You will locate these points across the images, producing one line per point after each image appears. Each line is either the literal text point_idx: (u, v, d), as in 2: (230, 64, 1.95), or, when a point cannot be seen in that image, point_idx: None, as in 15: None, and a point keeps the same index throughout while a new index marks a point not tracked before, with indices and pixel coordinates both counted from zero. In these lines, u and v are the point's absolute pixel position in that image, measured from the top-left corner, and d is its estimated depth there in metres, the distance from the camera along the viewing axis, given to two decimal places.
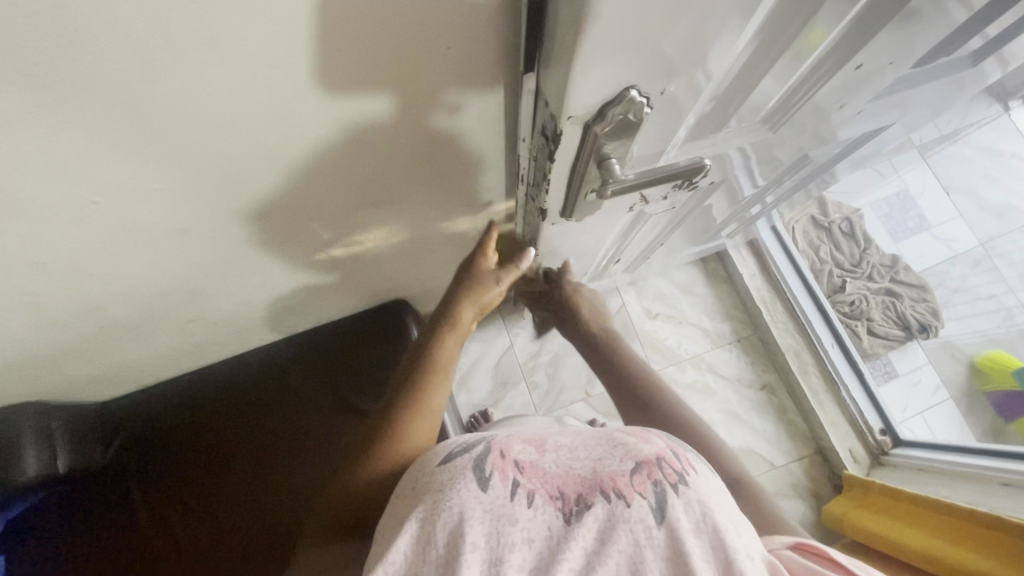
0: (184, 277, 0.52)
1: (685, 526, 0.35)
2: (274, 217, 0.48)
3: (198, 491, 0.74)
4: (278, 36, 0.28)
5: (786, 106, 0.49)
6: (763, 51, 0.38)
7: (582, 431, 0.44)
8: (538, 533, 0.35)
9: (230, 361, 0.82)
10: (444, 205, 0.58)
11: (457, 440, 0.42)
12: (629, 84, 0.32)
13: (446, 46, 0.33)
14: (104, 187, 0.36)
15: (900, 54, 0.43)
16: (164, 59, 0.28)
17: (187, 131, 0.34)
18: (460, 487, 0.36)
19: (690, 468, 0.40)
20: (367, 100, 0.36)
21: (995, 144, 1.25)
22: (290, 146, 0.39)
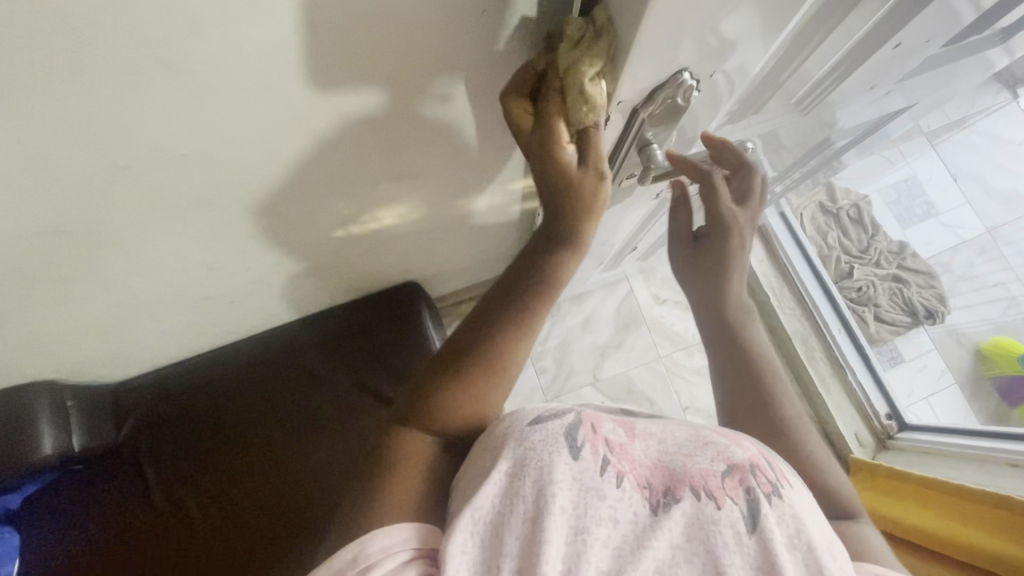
0: (203, 252, 0.52)
1: (779, 540, 0.33)
2: (297, 192, 0.48)
3: (212, 470, 0.74)
4: (264, 20, 0.29)
5: (820, 91, 0.49)
6: (803, 29, 0.38)
7: (672, 421, 0.43)
8: (623, 515, 0.35)
9: (247, 341, 0.82)
10: (463, 185, 0.58)
11: (548, 408, 0.41)
12: (683, 67, 0.34)
13: (483, 12, 0.32)
14: (131, 153, 0.36)
15: (934, 34, 0.43)
16: (168, 43, 0.28)
17: (196, 112, 0.34)
18: (553, 451, 0.36)
19: (787, 481, 0.37)
20: (401, 71, 0.36)
21: (1004, 131, 1.25)
22: (295, 128, 0.39)
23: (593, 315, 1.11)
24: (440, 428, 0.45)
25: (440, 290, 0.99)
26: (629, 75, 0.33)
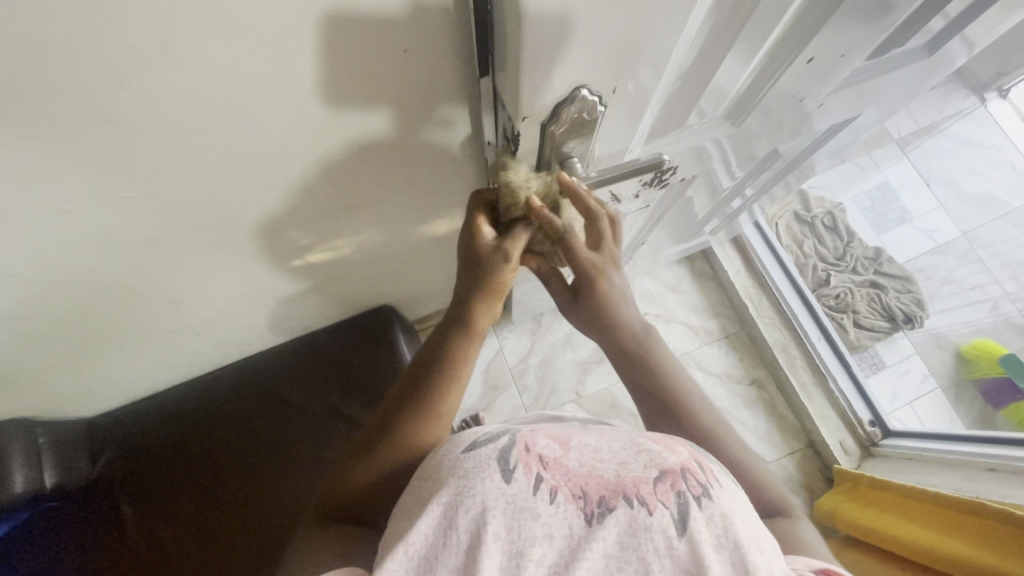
0: (162, 285, 0.52)
1: (706, 540, 0.35)
2: (248, 225, 0.49)
3: (187, 504, 0.74)
4: (279, 51, 0.30)
5: (746, 100, 0.50)
6: (713, 46, 0.39)
7: (608, 432, 0.45)
8: (558, 530, 0.37)
9: (227, 369, 0.82)
10: (421, 211, 0.58)
11: (485, 431, 0.43)
12: (578, 84, 0.35)
13: (403, 50, 0.33)
14: (106, 190, 0.37)
15: (848, 47, 0.45)
16: (181, 77, 0.30)
17: (196, 140, 0.36)
18: (484, 477, 0.38)
19: (716, 481, 0.40)
20: (367, 113, 0.38)
21: (973, 134, 1.29)
22: (287, 155, 0.41)
23: (575, 332, 1.11)
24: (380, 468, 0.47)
25: (418, 312, 0.99)
26: (536, 99, 0.34)
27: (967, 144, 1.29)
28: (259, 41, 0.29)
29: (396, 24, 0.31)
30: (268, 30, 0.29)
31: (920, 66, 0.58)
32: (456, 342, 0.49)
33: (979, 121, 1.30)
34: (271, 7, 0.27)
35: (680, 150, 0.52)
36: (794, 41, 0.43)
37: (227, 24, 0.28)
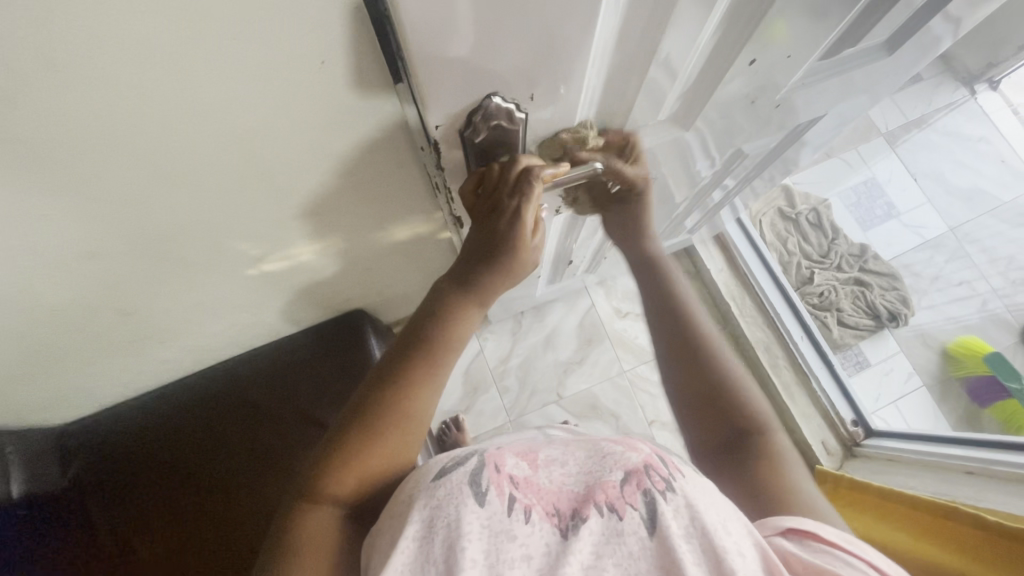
0: (111, 298, 0.51)
1: (675, 531, 0.36)
2: (192, 239, 0.47)
3: (162, 512, 0.73)
4: (217, 57, 0.29)
5: (690, 105, 0.48)
6: (640, 55, 0.37)
7: (572, 443, 0.46)
8: (536, 549, 0.36)
9: (198, 376, 0.81)
10: (375, 217, 0.57)
11: (451, 456, 0.42)
12: (491, 92, 0.34)
13: (319, 61, 0.31)
14: (51, 200, 0.36)
15: (796, 48, 0.43)
16: (119, 83, 0.29)
17: (146, 146, 0.34)
18: (459, 503, 0.37)
19: (678, 473, 0.41)
20: (294, 128, 0.37)
21: (963, 127, 1.28)
22: (247, 159, 0.39)
23: (555, 332, 1.10)
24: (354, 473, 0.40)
25: (394, 314, 0.98)
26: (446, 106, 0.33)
27: (956, 138, 1.27)
28: (156, 55, 0.28)
29: (305, 36, 0.29)
30: (173, 44, 0.27)
31: (886, 66, 0.56)
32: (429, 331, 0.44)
33: (971, 114, 1.28)
34: (157, 22, 0.26)
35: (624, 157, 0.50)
36: (731, 42, 0.40)
37: (114, 39, 0.26)
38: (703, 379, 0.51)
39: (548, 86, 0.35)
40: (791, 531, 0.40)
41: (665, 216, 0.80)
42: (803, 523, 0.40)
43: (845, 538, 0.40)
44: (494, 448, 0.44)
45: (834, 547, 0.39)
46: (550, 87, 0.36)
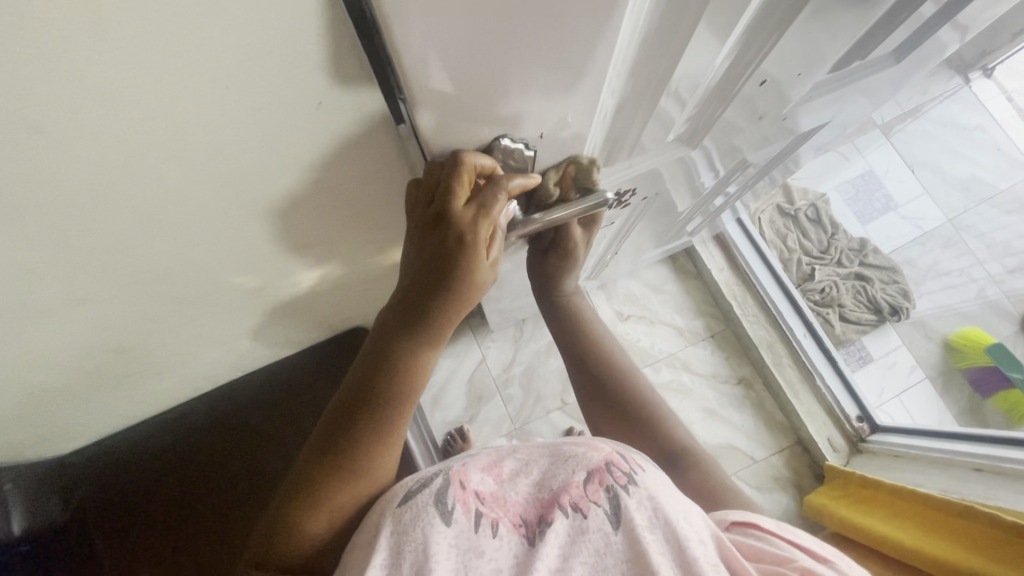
0: (103, 338, 0.50)
1: (641, 524, 0.39)
2: (184, 277, 0.46)
3: (166, 540, 0.74)
4: (206, 102, 0.28)
5: (699, 124, 0.47)
6: (649, 79, 0.35)
7: (531, 446, 0.46)
8: (505, 562, 0.37)
9: (193, 403, 0.77)
10: (374, 241, 0.55)
11: (416, 476, 0.41)
12: (499, 134, 0.35)
13: (317, 101, 0.30)
14: (37, 255, 0.35)
15: (807, 65, 0.42)
16: (104, 136, 0.28)
17: (133, 194, 0.33)
18: (426, 525, 0.36)
19: (639, 467, 0.44)
20: (289, 161, 0.36)
21: (958, 116, 1.28)
22: (239, 198, 0.38)
23: None
24: (324, 512, 0.39)
25: None
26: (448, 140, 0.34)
27: (951, 127, 1.27)
28: (142, 108, 0.27)
29: (300, 77, 0.28)
30: (160, 93, 0.26)
31: (891, 73, 0.55)
32: (394, 364, 0.40)
33: (964, 103, 1.28)
34: (143, 76, 0.25)
35: (631, 178, 0.49)
36: (745, 61, 0.39)
37: (99, 96, 0.25)
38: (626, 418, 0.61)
39: (555, 115, 0.34)
40: (735, 523, 0.47)
41: (668, 222, 0.79)
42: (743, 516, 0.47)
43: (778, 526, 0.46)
44: (458, 460, 0.44)
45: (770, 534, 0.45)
46: (557, 118, 0.35)
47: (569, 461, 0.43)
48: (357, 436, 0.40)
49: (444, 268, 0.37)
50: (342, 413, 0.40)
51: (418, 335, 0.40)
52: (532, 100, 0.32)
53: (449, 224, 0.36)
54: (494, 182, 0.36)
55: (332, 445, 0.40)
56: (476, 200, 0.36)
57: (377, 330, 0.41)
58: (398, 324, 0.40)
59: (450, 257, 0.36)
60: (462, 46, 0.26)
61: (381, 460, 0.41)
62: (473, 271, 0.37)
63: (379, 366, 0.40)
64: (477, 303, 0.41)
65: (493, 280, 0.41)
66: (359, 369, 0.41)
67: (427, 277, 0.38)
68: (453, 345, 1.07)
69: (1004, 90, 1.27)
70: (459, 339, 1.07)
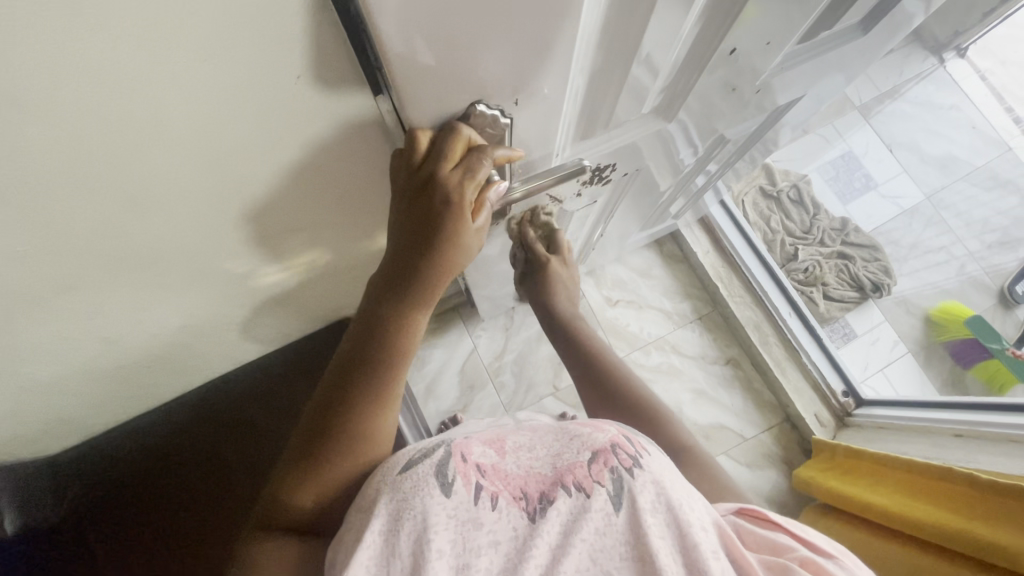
0: (91, 329, 0.50)
1: (645, 506, 0.39)
2: (170, 264, 0.46)
3: (161, 534, 0.75)
4: (186, 83, 0.28)
5: (673, 96, 0.48)
6: (620, 47, 0.36)
7: (538, 429, 0.46)
8: (503, 534, 0.38)
9: (175, 405, 0.77)
10: (361, 225, 0.56)
11: (419, 446, 0.41)
12: (475, 100, 0.34)
13: (297, 76, 0.30)
14: (25, 241, 0.35)
15: (776, 34, 0.43)
16: (90, 117, 0.28)
17: (121, 177, 0.34)
18: (425, 494, 0.36)
19: (644, 451, 0.44)
20: (275, 143, 0.36)
21: (934, 96, 1.31)
22: (227, 181, 0.38)
23: None
24: (324, 481, 0.40)
25: None
26: (429, 111, 0.34)
27: (928, 106, 1.30)
28: (123, 85, 0.27)
29: (282, 57, 0.29)
30: (142, 74, 0.27)
31: (861, 45, 0.56)
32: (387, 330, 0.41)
33: (939, 82, 1.31)
34: (121, 49, 0.25)
35: (610, 151, 0.49)
36: (714, 29, 0.41)
37: (80, 71, 0.25)
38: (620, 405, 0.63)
39: (531, 87, 0.35)
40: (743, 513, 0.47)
41: (652, 203, 0.81)
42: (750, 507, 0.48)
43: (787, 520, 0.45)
44: (461, 437, 0.44)
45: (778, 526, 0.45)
46: (534, 90, 0.35)
47: (581, 444, 0.42)
48: (354, 404, 0.41)
49: (431, 231, 0.38)
50: (338, 381, 0.41)
51: (408, 299, 0.41)
52: (508, 72, 0.33)
53: (439, 190, 0.36)
54: (478, 150, 0.37)
55: (328, 413, 0.41)
56: (460, 161, 0.36)
57: (369, 296, 0.42)
58: (388, 291, 0.41)
59: (437, 221, 0.37)
60: (438, 14, 0.27)
61: (377, 427, 0.42)
62: (459, 234, 0.39)
63: (372, 334, 0.41)
64: (464, 266, 0.42)
65: (479, 243, 0.42)
66: (353, 338, 0.42)
67: (415, 242, 0.39)
68: (444, 336, 1.07)
69: (976, 69, 1.30)
70: (451, 329, 1.08)
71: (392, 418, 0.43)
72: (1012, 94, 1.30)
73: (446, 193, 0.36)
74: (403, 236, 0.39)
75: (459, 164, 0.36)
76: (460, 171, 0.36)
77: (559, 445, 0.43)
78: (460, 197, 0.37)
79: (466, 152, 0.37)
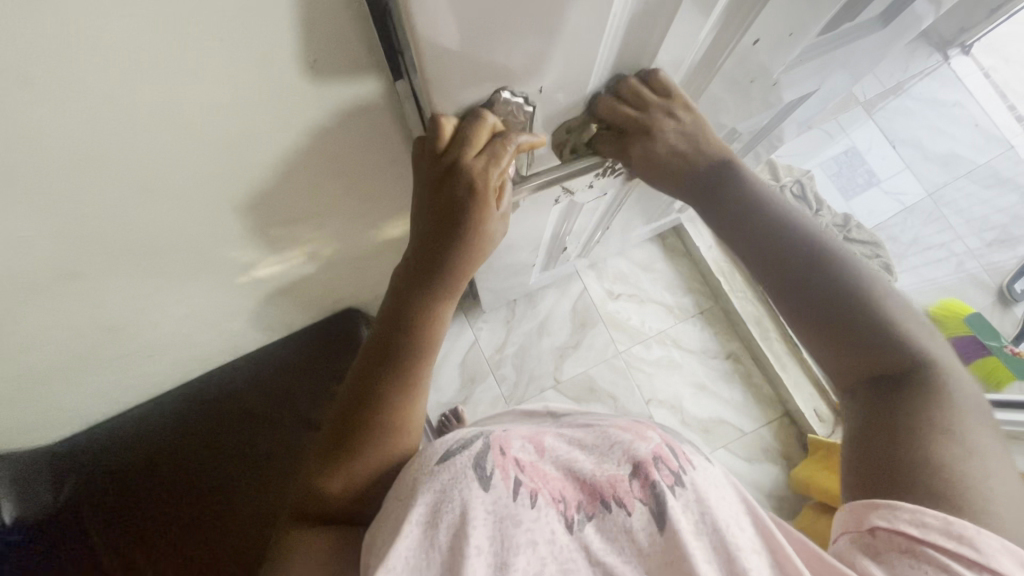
0: (97, 317, 0.49)
1: (686, 528, 0.37)
2: (176, 251, 0.45)
3: (161, 524, 0.73)
4: (201, 67, 0.27)
5: (691, 92, 0.47)
6: (642, 31, 0.35)
7: (579, 428, 0.47)
8: (543, 535, 0.37)
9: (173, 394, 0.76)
10: (370, 214, 0.55)
11: (456, 437, 0.43)
12: (500, 87, 0.34)
13: (312, 60, 0.29)
14: (37, 226, 0.35)
15: (799, 26, 0.42)
16: (105, 102, 0.27)
17: (137, 163, 0.33)
18: (465, 487, 0.38)
19: (688, 464, 0.42)
20: (289, 129, 0.35)
21: (938, 93, 1.30)
22: (242, 167, 0.38)
23: (549, 318, 1.10)
24: (355, 472, 0.40)
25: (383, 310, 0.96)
26: (451, 99, 0.34)
27: (931, 103, 1.29)
28: (137, 66, 0.26)
29: (301, 40, 0.28)
30: (156, 57, 0.26)
31: (876, 41, 0.56)
32: (413, 318, 0.40)
33: (943, 79, 1.31)
34: (134, 27, 0.24)
35: None
36: (739, 21, 0.40)
37: (93, 51, 0.24)
38: (825, 311, 0.42)
39: (551, 76, 0.35)
40: (882, 530, 0.36)
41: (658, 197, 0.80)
42: (893, 518, 0.35)
43: (949, 526, 0.34)
44: (500, 431, 0.46)
45: (940, 552, 0.34)
46: (554, 77, 0.35)
47: (625, 454, 0.42)
48: (379, 396, 0.40)
49: (454, 221, 0.37)
50: (365, 372, 0.41)
51: (430, 289, 0.40)
52: (529, 60, 0.32)
53: (462, 178, 0.35)
54: (502, 136, 0.36)
55: (355, 406, 0.40)
56: (483, 147, 0.35)
57: (394, 286, 0.41)
58: (415, 280, 0.40)
59: (461, 210, 0.37)
60: None
61: (405, 419, 0.41)
62: (482, 223, 0.38)
63: (398, 325, 0.40)
64: (488, 255, 0.41)
65: (502, 229, 0.41)
66: (380, 330, 0.41)
67: (438, 232, 0.38)
68: None
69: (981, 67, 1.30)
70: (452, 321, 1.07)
71: (421, 408, 0.43)
72: (1015, 92, 1.31)
73: (470, 181, 0.35)
74: (428, 226, 0.38)
75: (483, 150, 0.35)
76: (481, 157, 0.35)
77: (601, 446, 0.44)
78: (483, 186, 0.36)
79: (489, 139, 0.36)
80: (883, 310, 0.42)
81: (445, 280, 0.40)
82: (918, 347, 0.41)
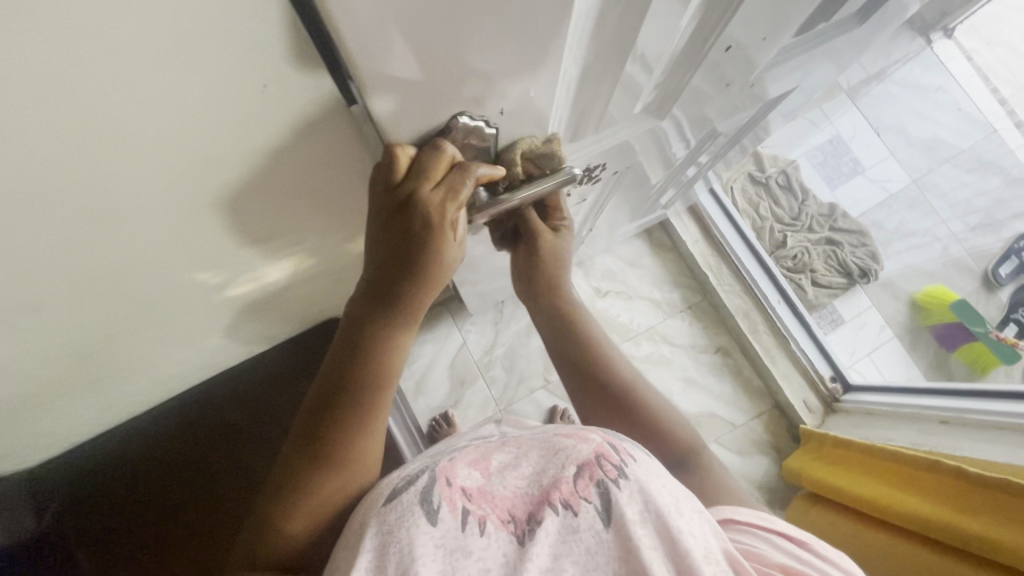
0: (64, 345, 0.48)
1: (630, 518, 0.37)
2: (139, 279, 0.44)
3: (150, 542, 0.76)
4: (139, 95, 0.25)
5: (664, 97, 0.47)
6: (610, 44, 0.35)
7: (524, 442, 0.45)
8: (494, 561, 0.36)
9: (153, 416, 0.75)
10: (340, 230, 0.54)
11: (401, 473, 0.41)
12: (457, 112, 0.34)
13: (262, 85, 0.28)
14: None
15: (772, 28, 0.42)
16: (33, 136, 0.25)
17: (74, 196, 0.31)
18: (410, 525, 0.36)
19: (630, 458, 0.41)
20: (243, 153, 0.33)
21: (922, 77, 1.30)
22: (192, 192, 0.36)
23: None
24: (312, 507, 0.39)
25: None
26: (409, 130, 0.34)
27: (915, 89, 1.29)
28: (68, 100, 0.24)
29: (254, 69, 0.26)
30: (90, 88, 0.24)
31: (854, 36, 0.55)
32: (370, 348, 0.39)
33: (926, 64, 1.30)
34: (64, 61, 0.22)
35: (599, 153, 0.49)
36: (710, 25, 0.39)
37: (16, 86, 0.22)
38: (611, 413, 0.56)
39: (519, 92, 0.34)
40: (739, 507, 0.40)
41: (642, 195, 0.79)
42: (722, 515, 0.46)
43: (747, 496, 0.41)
44: (445, 458, 0.43)
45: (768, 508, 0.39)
46: (522, 92, 0.34)
47: (568, 457, 0.41)
48: (337, 427, 0.39)
49: (413, 254, 0.37)
50: (321, 403, 0.39)
51: (391, 320, 0.39)
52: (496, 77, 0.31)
53: (418, 211, 0.35)
54: (460, 166, 0.36)
55: (312, 438, 0.39)
56: (439, 177, 0.35)
57: (349, 315, 0.40)
58: (369, 309, 0.39)
59: (419, 241, 0.36)
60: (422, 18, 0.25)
61: (365, 448, 0.40)
62: (442, 252, 0.37)
63: (354, 352, 0.39)
64: (447, 281, 0.40)
65: (461, 256, 0.40)
66: (335, 359, 0.40)
67: (395, 261, 0.37)
68: (433, 331, 1.06)
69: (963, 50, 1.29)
70: (439, 325, 1.06)
71: (382, 436, 0.42)
72: (998, 75, 1.30)
73: (427, 212, 0.35)
74: (384, 254, 0.37)
75: (438, 182, 0.35)
76: (435, 188, 0.35)
77: (544, 455, 0.42)
78: (439, 214, 0.35)
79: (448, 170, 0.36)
80: (658, 413, 0.56)
81: (404, 309, 0.39)
82: (684, 433, 0.55)
